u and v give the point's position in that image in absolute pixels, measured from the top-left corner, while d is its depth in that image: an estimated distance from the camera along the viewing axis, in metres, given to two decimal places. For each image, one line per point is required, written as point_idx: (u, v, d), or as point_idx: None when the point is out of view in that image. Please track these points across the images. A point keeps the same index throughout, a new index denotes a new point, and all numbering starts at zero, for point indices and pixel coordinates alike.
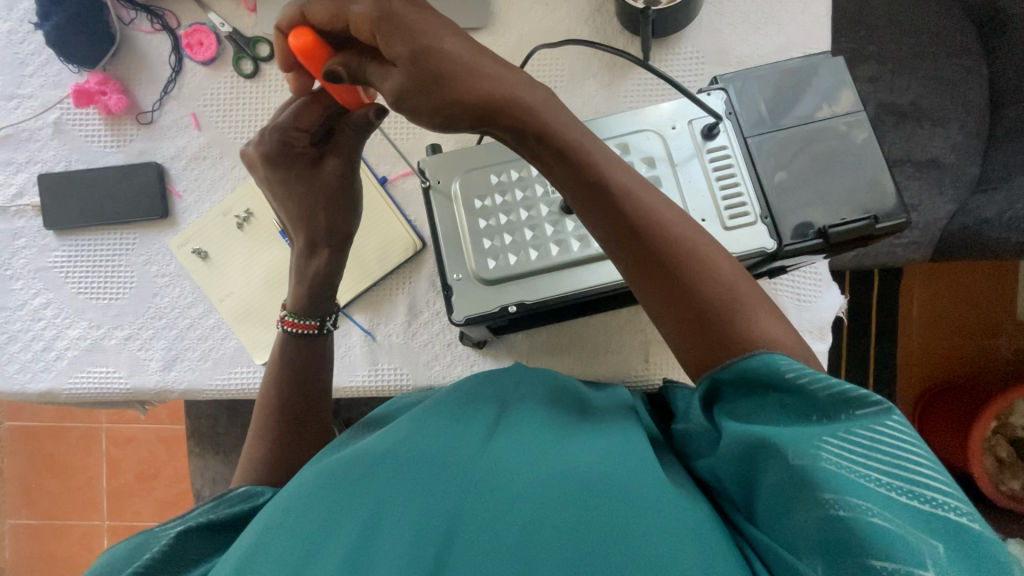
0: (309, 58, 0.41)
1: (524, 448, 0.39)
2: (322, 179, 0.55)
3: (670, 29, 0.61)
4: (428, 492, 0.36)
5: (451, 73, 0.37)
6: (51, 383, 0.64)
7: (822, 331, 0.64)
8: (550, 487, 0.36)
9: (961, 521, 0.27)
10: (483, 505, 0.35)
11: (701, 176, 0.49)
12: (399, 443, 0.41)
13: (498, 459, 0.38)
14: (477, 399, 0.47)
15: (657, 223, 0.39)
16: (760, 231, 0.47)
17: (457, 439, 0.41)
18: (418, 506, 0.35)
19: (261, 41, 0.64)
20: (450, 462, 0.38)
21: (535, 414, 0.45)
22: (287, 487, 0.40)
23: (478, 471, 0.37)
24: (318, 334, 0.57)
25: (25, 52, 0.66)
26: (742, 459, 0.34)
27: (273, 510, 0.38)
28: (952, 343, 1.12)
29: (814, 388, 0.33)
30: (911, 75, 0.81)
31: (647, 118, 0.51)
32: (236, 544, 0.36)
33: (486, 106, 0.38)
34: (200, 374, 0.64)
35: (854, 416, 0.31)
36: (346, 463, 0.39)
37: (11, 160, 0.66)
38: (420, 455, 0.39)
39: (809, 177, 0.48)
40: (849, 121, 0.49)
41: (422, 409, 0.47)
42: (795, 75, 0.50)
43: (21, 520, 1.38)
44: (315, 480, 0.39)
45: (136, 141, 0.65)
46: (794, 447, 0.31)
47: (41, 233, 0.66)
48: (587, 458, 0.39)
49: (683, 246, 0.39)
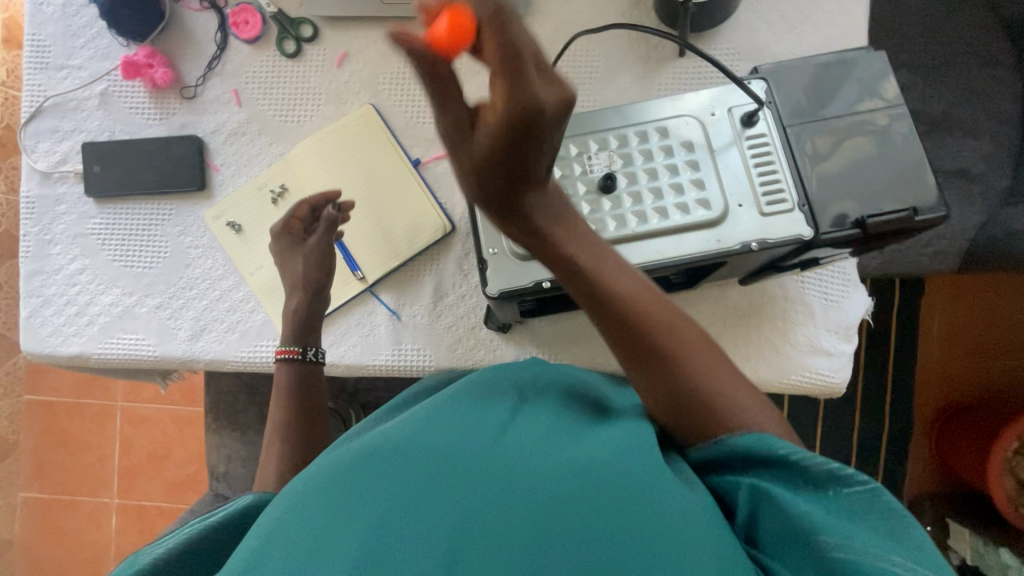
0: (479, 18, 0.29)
1: (542, 446, 0.39)
2: (303, 253, 0.62)
3: (708, 24, 0.62)
4: (439, 484, 0.34)
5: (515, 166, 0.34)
6: (82, 346, 0.66)
7: (848, 332, 0.64)
8: (578, 488, 0.35)
9: (932, 553, 0.34)
10: (506, 509, 0.33)
11: (739, 162, 0.47)
12: (405, 433, 0.39)
13: (517, 456, 0.37)
14: (490, 389, 0.47)
15: (665, 332, 0.41)
16: (797, 219, 0.46)
17: (473, 430, 0.39)
18: (435, 501, 0.33)
19: (305, 22, 0.66)
20: (463, 454, 0.36)
21: (546, 410, 0.45)
22: (300, 479, 0.39)
23: (499, 469, 0.35)
24: (299, 359, 0.61)
25: (77, 25, 0.67)
26: (748, 508, 0.38)
27: (281, 507, 0.37)
28: (973, 360, 1.11)
29: (805, 463, 0.37)
30: (945, 84, 0.81)
31: (686, 104, 0.49)
32: (254, 530, 0.36)
33: (508, 207, 0.37)
34: (227, 345, 0.65)
35: (839, 486, 0.37)
36: (347, 463, 0.37)
37: (56, 128, 0.68)
38: (429, 449, 0.37)
39: (849, 163, 0.48)
40: (891, 113, 0.48)
41: (429, 400, 0.47)
42: (837, 69, 0.50)
43: (32, 494, 1.40)
44: (328, 477, 0.37)
45: (178, 114, 0.67)
46: (795, 510, 0.35)
47: (82, 200, 0.67)
48: (611, 462, 0.38)
49: (677, 357, 0.41)
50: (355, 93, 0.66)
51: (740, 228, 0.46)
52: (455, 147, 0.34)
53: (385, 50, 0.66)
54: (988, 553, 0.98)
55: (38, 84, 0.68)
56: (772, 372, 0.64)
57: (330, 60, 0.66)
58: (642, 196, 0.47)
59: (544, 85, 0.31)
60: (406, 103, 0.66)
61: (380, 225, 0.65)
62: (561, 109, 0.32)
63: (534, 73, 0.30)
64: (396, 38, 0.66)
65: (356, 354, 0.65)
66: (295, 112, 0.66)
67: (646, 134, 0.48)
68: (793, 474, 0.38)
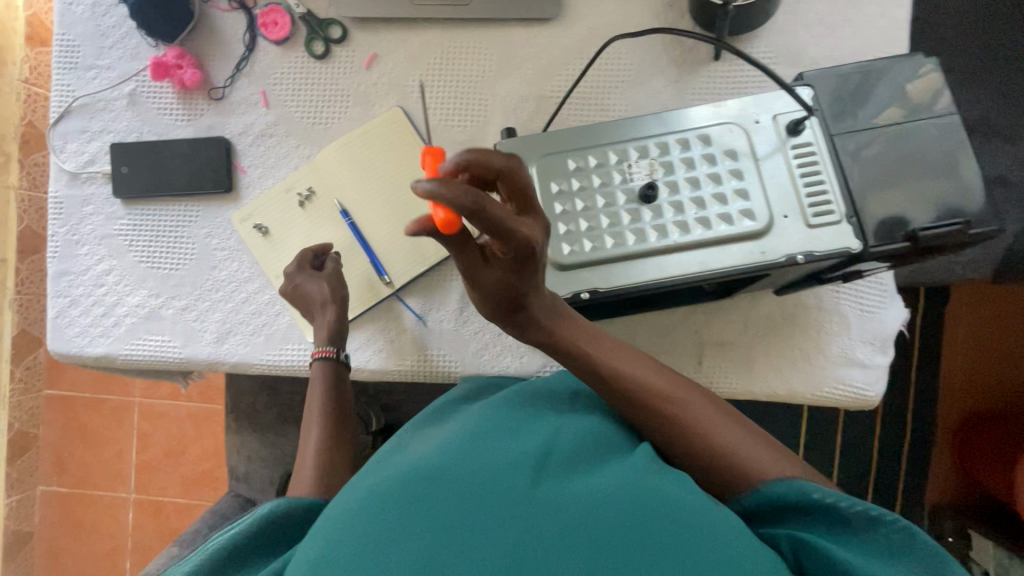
0: (456, 207, 0.30)
1: (586, 471, 0.39)
2: (322, 280, 0.62)
3: (745, 27, 0.60)
4: (491, 512, 0.34)
5: (525, 276, 0.38)
6: (108, 347, 0.66)
7: (884, 343, 0.62)
8: (627, 510, 0.35)
9: None
10: (558, 534, 0.33)
11: (784, 172, 0.46)
12: (450, 454, 0.39)
13: (564, 485, 0.37)
14: (527, 405, 0.47)
15: (674, 407, 0.45)
16: (845, 230, 0.44)
17: (521, 446, 0.40)
18: (487, 529, 0.33)
19: (334, 22, 0.65)
20: (512, 472, 0.37)
21: (584, 426, 0.44)
22: (352, 491, 0.39)
23: (549, 496, 0.35)
24: (335, 359, 0.62)
25: (106, 25, 0.67)
26: (795, 559, 0.39)
27: (334, 515, 0.37)
28: (1000, 370, 1.08)
29: (841, 506, 0.39)
30: (983, 88, 0.79)
31: (729, 111, 0.48)
32: (309, 541, 0.37)
33: (520, 310, 0.42)
34: (252, 348, 0.65)
35: (877, 526, 0.39)
36: (399, 475, 0.38)
37: (85, 129, 0.68)
38: (479, 468, 0.37)
39: (895, 175, 0.46)
40: (940, 123, 0.46)
41: (464, 418, 0.47)
42: (889, 75, 0.48)
43: (51, 487, 1.42)
44: (380, 489, 0.37)
45: (206, 116, 0.66)
46: (841, 557, 0.37)
47: (110, 201, 0.67)
48: (658, 486, 0.37)
49: (683, 417, 0.45)
50: (383, 95, 0.65)
51: (786, 240, 0.44)
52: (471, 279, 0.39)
53: (414, 53, 0.65)
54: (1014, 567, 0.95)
55: (66, 83, 0.67)
56: (804, 383, 0.63)
57: (358, 61, 0.65)
58: (683, 207, 0.46)
59: (531, 223, 0.35)
60: (434, 106, 0.65)
61: (407, 228, 0.64)
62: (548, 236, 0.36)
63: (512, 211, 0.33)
64: (425, 39, 0.65)
65: (381, 359, 0.65)
66: (323, 114, 0.65)
67: (688, 142, 0.47)
68: (830, 518, 0.40)
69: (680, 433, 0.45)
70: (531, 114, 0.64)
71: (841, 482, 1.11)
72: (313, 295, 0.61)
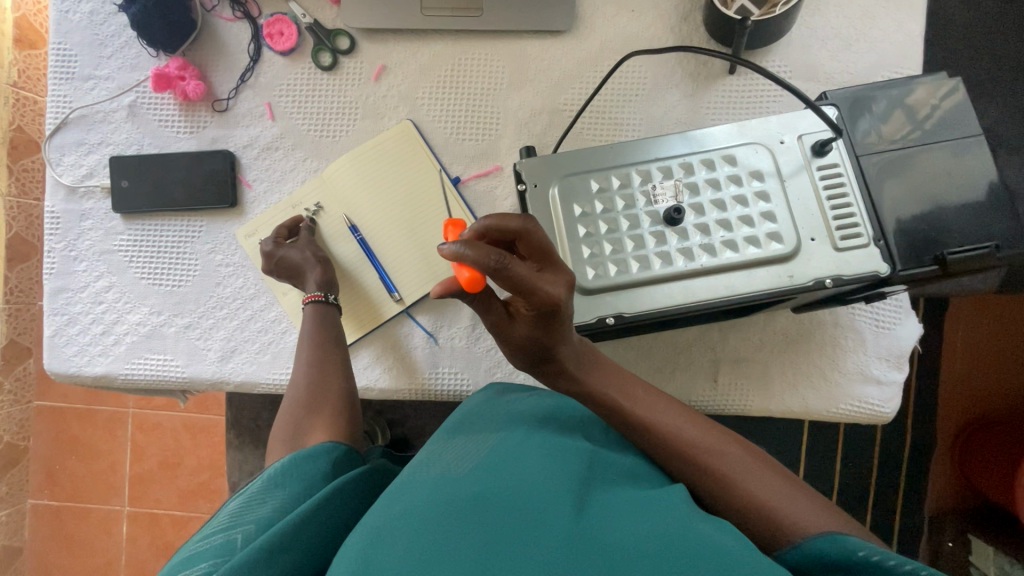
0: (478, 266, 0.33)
1: (622, 506, 0.40)
2: (304, 249, 0.61)
3: (762, 42, 0.59)
4: (539, 541, 0.35)
5: (553, 329, 0.41)
6: (108, 367, 0.64)
7: (900, 361, 0.62)
8: (668, 539, 0.36)
9: None
10: (602, 565, 0.34)
11: (811, 193, 0.45)
12: (496, 481, 0.41)
13: (605, 519, 0.38)
14: (561, 431, 0.49)
15: (704, 454, 0.48)
16: (873, 254, 0.44)
17: (562, 474, 0.41)
18: (536, 554, 0.34)
19: (342, 33, 0.63)
20: (556, 502, 0.38)
21: (616, 463, 0.46)
22: (395, 501, 0.40)
23: (595, 535, 0.36)
24: (323, 303, 0.60)
25: (104, 34, 0.65)
26: None
27: (379, 521, 0.38)
28: (999, 377, 1.09)
29: (886, 564, 0.37)
30: (991, 102, 0.79)
31: (754, 130, 0.47)
32: (350, 542, 0.37)
33: (549, 362, 0.46)
34: (258, 367, 0.63)
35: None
36: (447, 493, 0.39)
37: (83, 141, 0.65)
38: (527, 494, 0.39)
39: (924, 197, 0.46)
40: (966, 141, 0.46)
41: (504, 435, 0.48)
42: (906, 98, 0.48)
43: (42, 501, 1.38)
44: (427, 503, 0.38)
45: (209, 128, 0.64)
46: None
47: (109, 216, 0.65)
48: (693, 526, 0.38)
49: (714, 461, 0.47)
50: (393, 108, 0.64)
51: (814, 264, 0.44)
52: (501, 333, 0.44)
53: (424, 64, 0.64)
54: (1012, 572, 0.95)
55: (63, 94, 0.65)
56: (820, 401, 0.63)
57: (366, 72, 0.64)
58: (709, 230, 0.45)
59: (552, 278, 0.37)
60: (445, 119, 0.64)
61: (419, 244, 0.63)
62: (571, 291, 0.38)
63: (541, 272, 0.37)
64: (436, 51, 0.64)
65: (392, 377, 0.63)
66: (331, 127, 0.64)
67: (713, 163, 0.46)
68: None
69: (713, 473, 0.47)
70: (544, 128, 0.63)
71: (845, 490, 1.11)
72: (297, 264, 0.59)
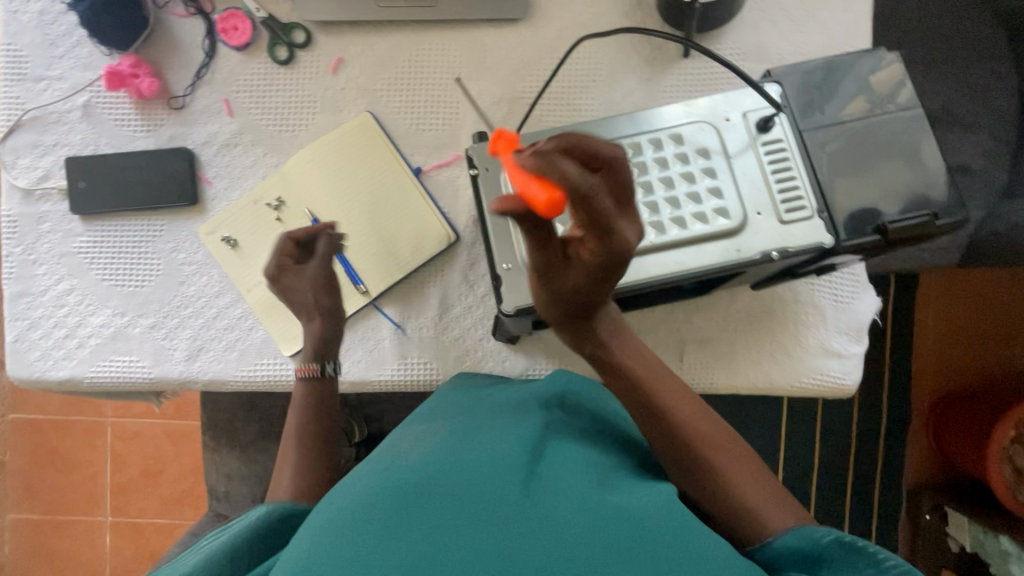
0: (571, 186, 0.35)
1: (569, 477, 0.40)
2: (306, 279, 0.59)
3: (713, 24, 0.60)
4: (479, 530, 0.35)
5: (612, 278, 0.43)
6: (72, 371, 0.63)
7: (860, 334, 0.64)
8: (609, 516, 0.37)
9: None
10: (543, 544, 0.34)
11: (756, 169, 0.46)
12: (445, 462, 0.41)
13: (551, 494, 0.38)
14: (516, 408, 0.49)
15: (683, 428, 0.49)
16: (816, 225, 0.45)
17: (511, 452, 0.42)
18: (473, 543, 0.34)
19: (297, 27, 0.63)
20: (503, 480, 0.39)
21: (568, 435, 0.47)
22: (343, 494, 0.40)
23: (534, 515, 0.36)
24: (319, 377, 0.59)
25: (55, 34, 0.64)
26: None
27: (328, 517, 0.39)
28: (966, 352, 1.12)
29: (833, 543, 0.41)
30: (944, 80, 0.81)
31: (700, 109, 0.48)
32: (299, 544, 0.38)
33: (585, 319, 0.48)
34: (225, 365, 0.63)
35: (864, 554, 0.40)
36: (394, 481, 0.39)
37: (37, 143, 0.64)
38: (474, 473, 0.39)
39: (868, 170, 0.47)
40: (907, 116, 0.48)
41: (458, 420, 0.48)
42: (846, 73, 0.49)
43: (22, 515, 1.36)
44: (373, 495, 0.38)
45: (166, 126, 0.64)
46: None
47: (67, 218, 0.64)
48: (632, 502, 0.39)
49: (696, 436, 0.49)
50: (352, 101, 0.64)
51: (760, 237, 0.45)
52: (549, 279, 0.44)
53: (382, 56, 0.64)
54: (988, 540, 0.97)
55: (15, 96, 0.64)
56: (784, 376, 0.64)
57: (324, 66, 0.64)
58: (659, 207, 0.46)
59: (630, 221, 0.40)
60: (404, 110, 0.64)
61: (383, 235, 0.63)
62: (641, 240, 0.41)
63: (621, 213, 0.39)
64: (393, 43, 0.64)
65: (361, 370, 0.63)
66: (291, 121, 0.64)
67: (660, 142, 0.47)
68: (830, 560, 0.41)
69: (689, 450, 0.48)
70: (503, 116, 0.63)
71: (824, 468, 1.13)
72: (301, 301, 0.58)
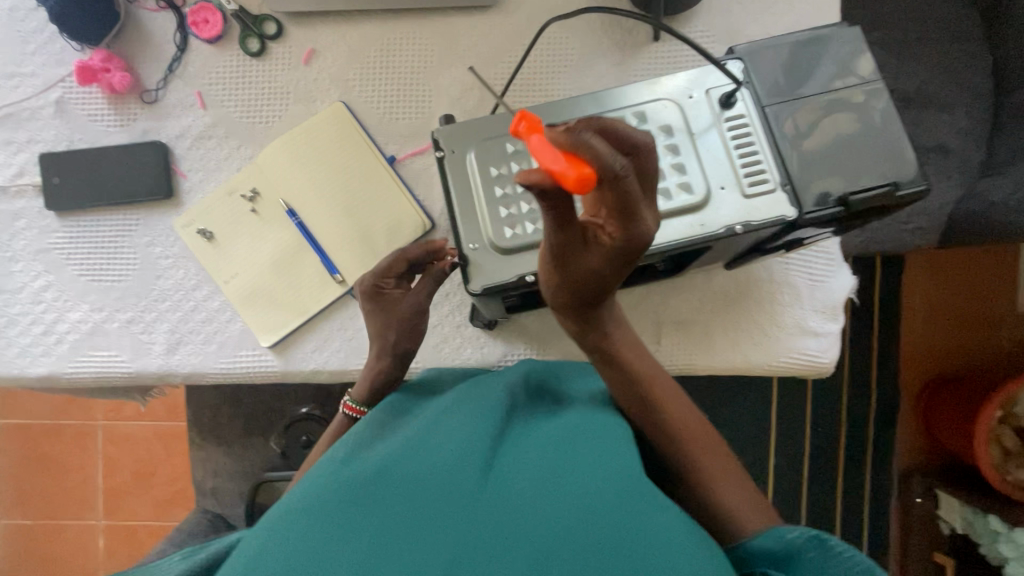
0: (601, 164, 0.31)
1: (523, 461, 0.41)
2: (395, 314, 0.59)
3: (681, 7, 0.61)
4: (431, 518, 0.36)
5: (626, 265, 0.39)
6: (51, 367, 0.63)
7: (835, 311, 0.64)
8: (558, 494, 0.38)
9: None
10: (491, 528, 0.35)
11: (719, 144, 0.47)
12: (403, 456, 0.41)
13: (505, 479, 0.39)
14: (479, 395, 0.50)
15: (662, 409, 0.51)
16: (779, 198, 0.46)
17: (469, 440, 0.42)
18: (425, 531, 0.35)
19: (268, 19, 0.63)
20: (458, 468, 0.39)
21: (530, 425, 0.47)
22: (303, 489, 0.41)
23: (482, 505, 0.37)
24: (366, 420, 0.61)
25: (26, 30, 0.64)
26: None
27: (285, 510, 0.39)
28: (953, 333, 1.12)
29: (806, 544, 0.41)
30: (918, 60, 0.81)
31: (664, 87, 0.48)
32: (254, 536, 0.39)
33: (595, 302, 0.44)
34: (204, 357, 0.63)
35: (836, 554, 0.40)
36: (351, 476, 0.40)
37: (10, 139, 0.64)
38: (431, 464, 0.40)
39: (831, 143, 0.47)
40: (868, 87, 0.48)
41: (422, 416, 0.49)
42: (808, 47, 0.49)
43: (15, 521, 1.36)
44: (329, 488, 0.39)
45: (140, 120, 0.64)
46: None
47: (42, 214, 0.64)
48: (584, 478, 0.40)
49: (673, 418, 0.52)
50: (324, 91, 0.64)
51: (724, 211, 0.45)
52: (564, 262, 0.39)
53: (353, 46, 0.64)
54: (978, 521, 0.97)
55: None
56: (761, 354, 0.64)
57: (295, 57, 0.64)
58: None
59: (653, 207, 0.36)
60: (377, 99, 0.64)
61: (359, 224, 0.63)
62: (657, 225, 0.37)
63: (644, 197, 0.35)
64: (364, 32, 0.64)
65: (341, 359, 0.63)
66: (264, 113, 0.64)
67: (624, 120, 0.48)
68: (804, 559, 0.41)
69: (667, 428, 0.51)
70: (476, 103, 0.64)
71: (813, 453, 1.14)
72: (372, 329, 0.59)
